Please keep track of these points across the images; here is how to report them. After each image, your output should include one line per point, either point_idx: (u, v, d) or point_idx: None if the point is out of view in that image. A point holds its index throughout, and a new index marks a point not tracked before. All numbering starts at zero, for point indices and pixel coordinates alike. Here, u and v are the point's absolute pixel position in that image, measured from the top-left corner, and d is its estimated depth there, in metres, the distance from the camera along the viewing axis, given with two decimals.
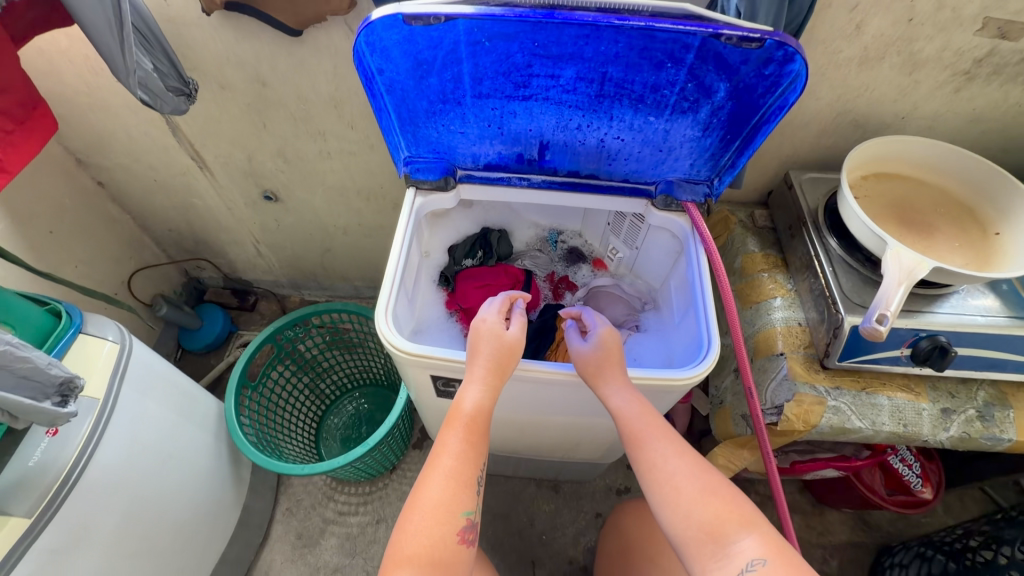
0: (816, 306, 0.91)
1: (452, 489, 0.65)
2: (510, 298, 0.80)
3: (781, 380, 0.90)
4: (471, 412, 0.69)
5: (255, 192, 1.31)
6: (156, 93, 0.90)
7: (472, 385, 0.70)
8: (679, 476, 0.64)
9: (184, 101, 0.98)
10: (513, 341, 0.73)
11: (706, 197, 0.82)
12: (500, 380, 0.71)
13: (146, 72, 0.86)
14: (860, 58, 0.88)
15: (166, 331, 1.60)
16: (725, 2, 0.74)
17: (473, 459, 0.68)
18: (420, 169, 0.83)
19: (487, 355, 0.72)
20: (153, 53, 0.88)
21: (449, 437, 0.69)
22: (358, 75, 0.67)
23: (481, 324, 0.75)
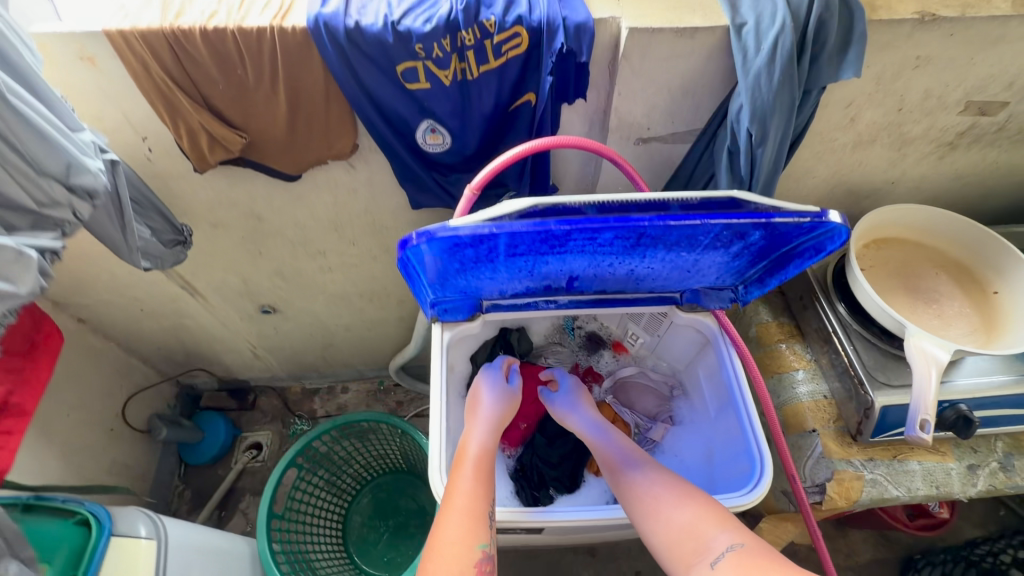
0: (841, 381, 0.95)
1: (466, 522, 0.65)
2: (506, 359, 0.90)
3: (817, 458, 0.93)
4: (478, 453, 0.74)
5: (251, 307, 1.26)
6: (157, 254, 0.88)
7: (478, 426, 0.79)
8: (654, 483, 0.72)
9: (182, 249, 0.95)
10: (508, 397, 0.85)
11: (733, 301, 0.83)
12: (501, 422, 0.81)
13: (146, 241, 0.84)
14: (854, 142, 0.91)
15: (166, 448, 1.52)
16: (735, 124, 0.76)
17: (484, 495, 0.69)
18: (447, 309, 0.83)
19: (486, 404, 0.82)
20: (148, 217, 0.85)
21: (462, 475, 0.71)
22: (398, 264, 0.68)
23: (481, 385, 0.86)
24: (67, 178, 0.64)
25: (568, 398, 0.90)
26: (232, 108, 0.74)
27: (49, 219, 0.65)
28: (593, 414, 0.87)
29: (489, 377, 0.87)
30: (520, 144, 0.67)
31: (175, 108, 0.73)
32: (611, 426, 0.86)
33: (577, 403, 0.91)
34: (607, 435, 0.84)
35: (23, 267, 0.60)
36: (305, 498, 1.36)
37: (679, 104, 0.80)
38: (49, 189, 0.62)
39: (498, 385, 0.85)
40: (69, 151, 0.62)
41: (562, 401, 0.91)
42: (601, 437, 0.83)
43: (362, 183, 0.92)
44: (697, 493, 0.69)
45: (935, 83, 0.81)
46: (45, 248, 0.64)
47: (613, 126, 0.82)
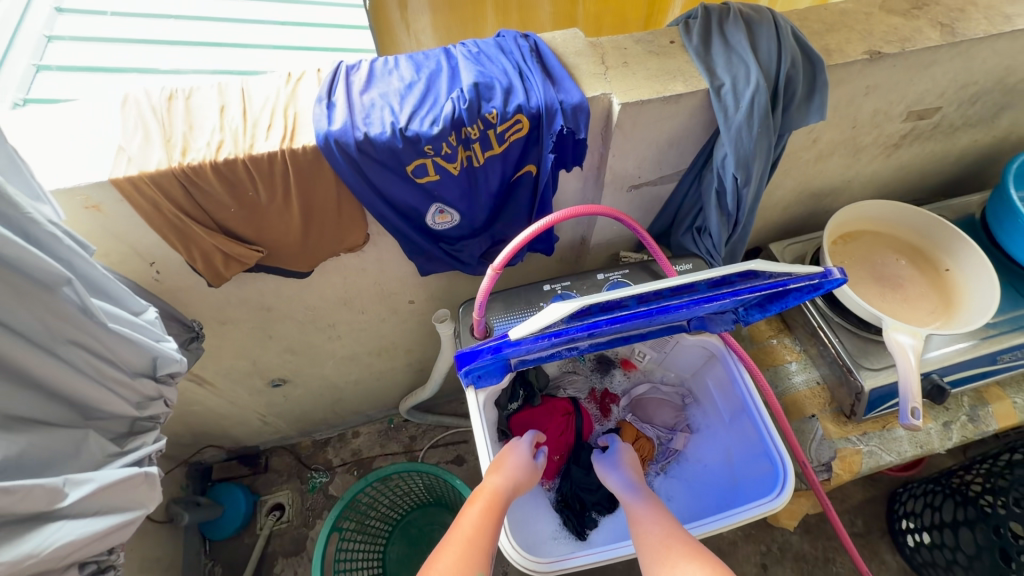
0: (832, 368, 1.06)
1: (470, 547, 0.71)
2: (535, 436, 0.96)
3: (820, 440, 1.05)
4: (488, 499, 0.80)
5: (261, 383, 1.25)
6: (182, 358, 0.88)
7: (498, 474, 0.84)
8: (664, 533, 0.76)
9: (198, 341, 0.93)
10: (534, 468, 0.89)
11: (735, 323, 0.91)
12: (520, 483, 0.85)
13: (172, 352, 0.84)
14: (816, 157, 1.00)
15: (188, 530, 1.49)
16: (721, 170, 0.83)
17: (489, 533, 0.74)
18: (481, 376, 0.87)
19: (509, 462, 0.87)
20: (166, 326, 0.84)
21: (470, 508, 0.78)
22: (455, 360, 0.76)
23: (510, 450, 0.90)
24: (154, 369, 0.72)
25: (612, 459, 0.97)
26: (244, 224, 0.74)
27: (146, 416, 0.73)
28: (629, 474, 0.92)
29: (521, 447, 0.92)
30: (531, 224, 0.72)
31: (187, 235, 0.72)
32: (644, 486, 0.90)
33: (619, 463, 0.96)
34: (637, 491, 0.88)
35: (147, 484, 0.69)
36: (345, 550, 1.37)
37: (666, 154, 0.86)
38: (141, 386, 0.70)
39: (528, 454, 0.90)
40: (152, 345, 0.69)
41: (607, 460, 0.98)
42: (629, 493, 0.88)
43: (370, 262, 0.93)
44: (701, 549, 0.71)
45: (882, 103, 0.90)
46: (152, 451, 0.72)
47: (608, 179, 0.87)
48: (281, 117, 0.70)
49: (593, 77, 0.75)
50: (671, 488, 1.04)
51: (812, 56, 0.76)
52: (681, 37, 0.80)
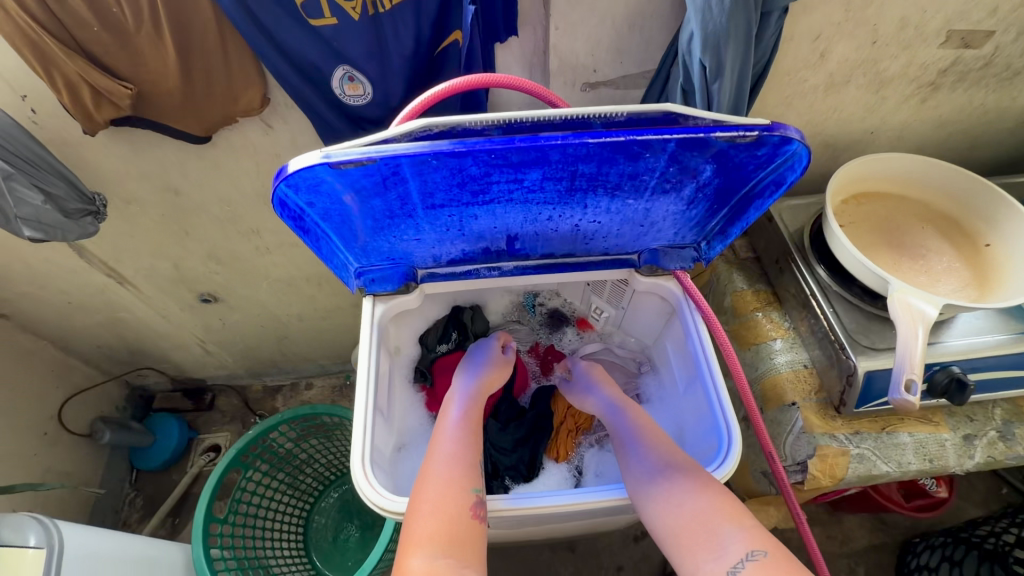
0: (822, 349, 0.86)
1: (457, 467, 0.65)
2: (501, 336, 0.91)
3: (798, 433, 0.84)
4: (465, 407, 0.75)
5: (190, 296, 1.16)
6: (52, 225, 0.77)
7: (464, 381, 0.80)
8: (661, 461, 0.65)
9: (91, 221, 0.84)
10: (502, 363, 0.85)
11: (695, 261, 0.75)
12: (491, 380, 0.81)
13: (35, 209, 0.73)
14: (825, 84, 0.82)
15: (114, 453, 1.42)
16: (688, 58, 0.67)
17: (472, 445, 0.69)
18: (375, 279, 0.73)
19: (474, 366, 0.83)
20: (49, 183, 0.74)
21: (446, 424, 0.72)
22: (282, 217, 0.56)
23: (469, 352, 0.87)
24: None
25: (585, 377, 0.84)
26: (115, 54, 0.65)
27: None
28: (609, 390, 0.79)
29: (479, 349, 0.87)
30: (432, 87, 0.59)
31: (46, 55, 0.63)
32: (632, 405, 0.77)
33: (593, 380, 0.84)
34: (622, 412, 0.76)
35: None
36: (264, 501, 1.27)
37: (626, 40, 0.71)
38: None
39: (491, 351, 0.86)
40: None
41: (582, 380, 0.85)
42: (613, 415, 0.76)
43: (284, 147, 0.83)
44: (708, 479, 0.62)
45: (911, 8, 0.72)
46: None
47: (555, 68, 0.73)
48: None
49: None
50: (604, 463, 0.86)
51: None
52: None
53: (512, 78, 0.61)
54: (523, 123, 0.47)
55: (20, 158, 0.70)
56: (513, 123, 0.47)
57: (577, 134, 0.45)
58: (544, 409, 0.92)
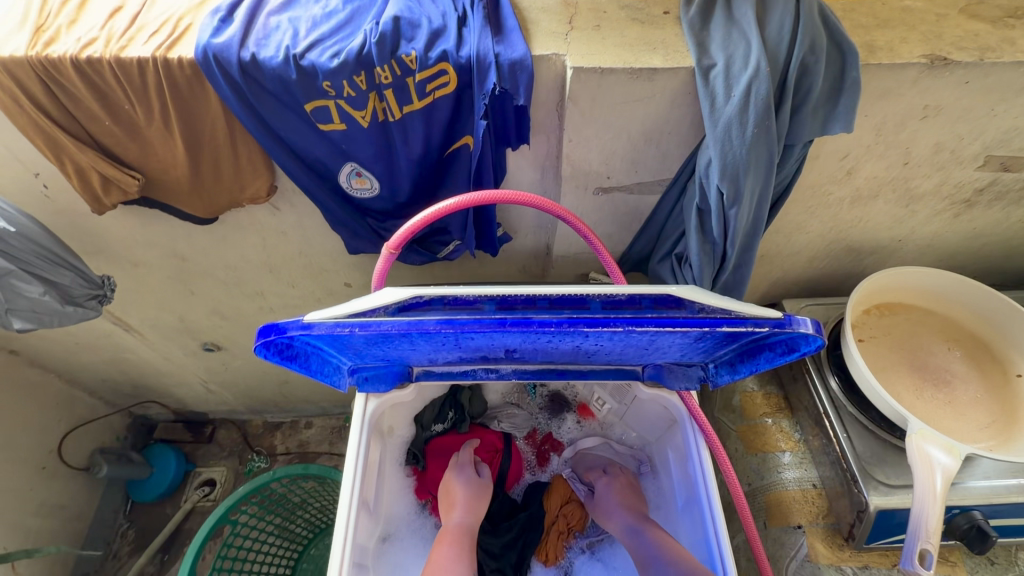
0: (834, 472, 0.81)
1: None
2: (471, 444, 0.91)
3: (801, 560, 0.80)
4: (456, 543, 0.76)
5: (194, 344, 1.17)
6: (46, 313, 0.76)
7: (456, 511, 0.80)
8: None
9: (96, 305, 0.83)
10: (482, 485, 0.85)
11: (702, 382, 0.71)
12: (480, 509, 0.82)
13: (30, 300, 0.73)
14: (852, 197, 0.78)
15: (111, 484, 1.43)
16: (705, 180, 0.64)
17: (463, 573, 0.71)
18: (369, 377, 0.71)
19: (463, 491, 0.83)
20: (55, 274, 0.74)
21: (440, 558, 0.73)
22: (268, 354, 0.54)
23: (453, 474, 0.86)
24: None
25: (609, 495, 0.83)
26: (127, 146, 0.65)
27: None
28: (631, 513, 0.79)
29: (464, 468, 0.87)
30: (453, 196, 0.59)
31: (57, 145, 0.64)
32: (651, 525, 0.77)
33: (616, 498, 0.83)
34: (644, 536, 0.75)
35: None
36: (249, 550, 1.25)
37: (642, 152, 0.69)
38: None
39: (469, 475, 0.85)
40: None
41: (604, 499, 0.83)
42: (637, 539, 0.75)
43: (290, 227, 0.82)
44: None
45: (948, 135, 0.68)
46: None
47: (567, 173, 0.71)
48: (169, 26, 0.60)
49: (549, 36, 0.61)
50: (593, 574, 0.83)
51: (843, 45, 0.57)
52: (678, 8, 0.63)
53: (539, 198, 0.63)
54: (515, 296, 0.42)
55: (29, 255, 0.71)
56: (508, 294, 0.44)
57: (572, 322, 0.41)
58: (537, 511, 0.89)
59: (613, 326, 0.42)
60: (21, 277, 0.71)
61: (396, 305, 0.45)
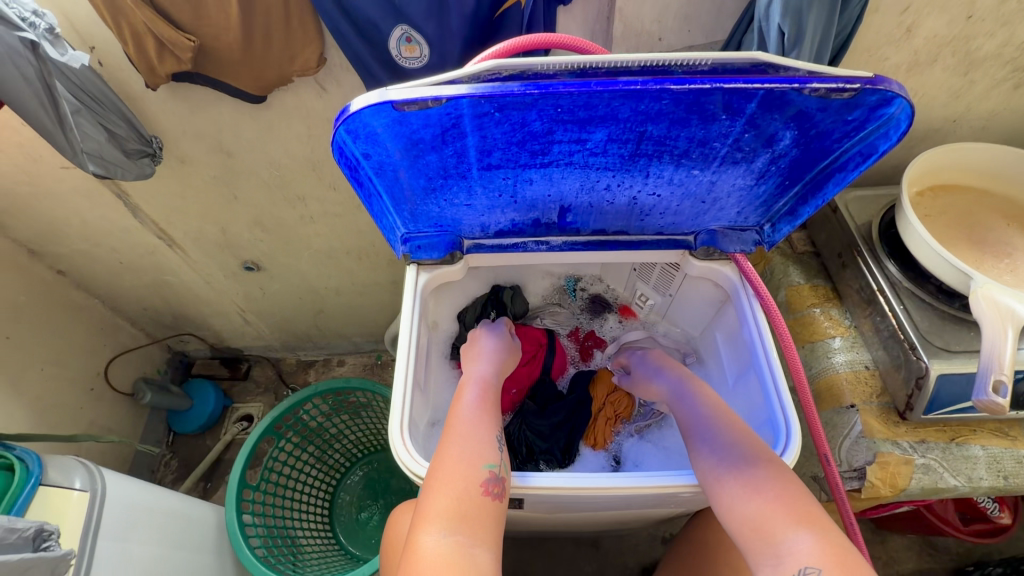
0: (888, 349, 0.79)
1: (473, 442, 0.63)
2: (507, 321, 0.88)
3: (855, 437, 0.79)
4: (481, 393, 0.72)
5: (234, 263, 1.18)
6: (111, 160, 0.80)
7: (480, 363, 0.78)
8: (731, 435, 0.62)
9: (147, 162, 0.87)
10: (509, 346, 0.83)
11: (757, 244, 0.71)
12: (504, 365, 0.79)
13: (99, 143, 0.77)
14: (909, 63, 0.76)
15: (152, 415, 1.46)
16: (764, 24, 0.62)
17: (489, 424, 0.66)
18: (421, 246, 0.72)
19: (489, 349, 0.81)
20: (112, 122, 0.77)
21: (463, 404, 0.69)
22: (338, 166, 0.54)
23: (484, 332, 0.83)
24: None
25: (650, 363, 0.81)
26: (180, 5, 0.65)
27: None
28: (673, 371, 0.77)
29: (493, 333, 0.84)
30: (501, 43, 0.57)
31: (115, 4, 0.64)
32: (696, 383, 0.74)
33: (658, 365, 0.80)
34: (688, 396, 0.72)
35: None
36: (291, 473, 1.27)
37: (697, 6, 0.67)
38: None
39: (498, 334, 0.84)
40: None
41: (642, 369, 0.82)
42: (681, 397, 0.72)
43: (336, 112, 0.82)
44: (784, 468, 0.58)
45: None
46: None
47: (619, 35, 0.70)
48: None
49: None
50: (643, 453, 0.84)
51: None
52: None
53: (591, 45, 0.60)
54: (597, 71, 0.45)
55: (90, 96, 0.73)
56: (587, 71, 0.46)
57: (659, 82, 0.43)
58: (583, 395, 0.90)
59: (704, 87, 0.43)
60: (87, 119, 0.74)
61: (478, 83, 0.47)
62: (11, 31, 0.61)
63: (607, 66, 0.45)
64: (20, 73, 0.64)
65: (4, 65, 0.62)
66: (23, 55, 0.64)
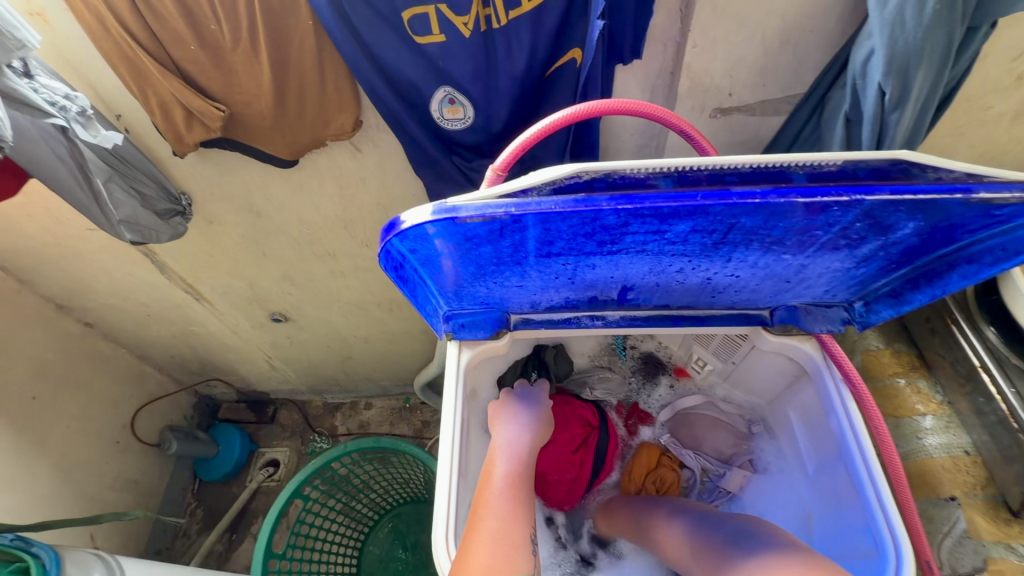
0: (995, 436, 0.70)
1: (509, 542, 0.52)
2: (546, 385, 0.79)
3: (959, 537, 0.68)
4: (514, 473, 0.61)
5: (262, 315, 1.14)
6: (144, 224, 0.77)
7: (511, 432, 0.68)
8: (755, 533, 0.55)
9: (179, 221, 0.82)
10: (544, 412, 0.74)
11: (847, 324, 0.61)
12: (538, 438, 0.69)
13: (132, 209, 0.74)
14: (1016, 111, 0.67)
15: (178, 462, 1.43)
16: (861, 81, 0.55)
17: (524, 518, 0.56)
18: (465, 324, 0.65)
19: (524, 418, 0.71)
20: (140, 184, 0.74)
21: (494, 486, 0.59)
22: (384, 268, 0.52)
23: (518, 396, 0.74)
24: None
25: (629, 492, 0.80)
26: (211, 74, 0.61)
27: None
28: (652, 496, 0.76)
29: (525, 397, 0.75)
30: (563, 109, 0.50)
31: (143, 75, 0.61)
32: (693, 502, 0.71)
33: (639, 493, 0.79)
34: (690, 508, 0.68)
35: None
36: (319, 531, 1.21)
37: (776, 59, 0.60)
38: None
39: (532, 400, 0.74)
40: None
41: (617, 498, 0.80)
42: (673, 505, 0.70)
43: (371, 171, 0.77)
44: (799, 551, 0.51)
45: None
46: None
47: (685, 91, 0.63)
48: None
49: None
50: None
51: None
52: None
53: (662, 111, 0.52)
54: (699, 173, 0.40)
55: (117, 159, 0.71)
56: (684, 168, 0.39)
57: (782, 191, 0.38)
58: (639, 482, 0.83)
59: (834, 194, 0.38)
60: (119, 185, 0.72)
61: (552, 185, 0.42)
62: (42, 118, 0.60)
63: (704, 165, 0.39)
64: (53, 152, 0.65)
65: (38, 147, 0.63)
66: (55, 137, 0.64)
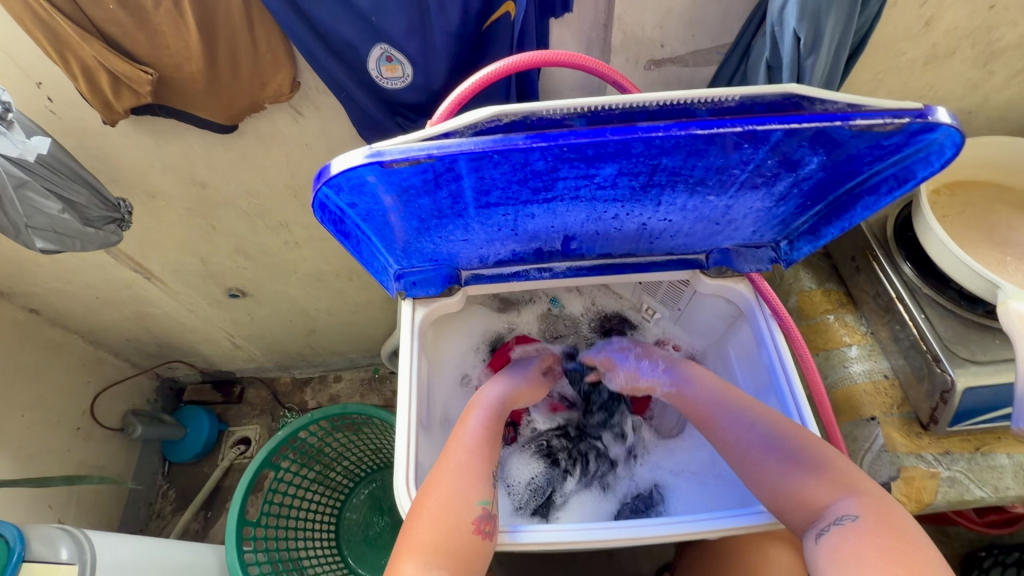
0: (908, 359, 0.77)
1: (469, 473, 0.56)
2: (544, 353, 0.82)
3: (878, 451, 0.76)
4: (487, 418, 0.65)
5: (218, 291, 1.13)
6: (68, 234, 0.75)
7: (497, 386, 0.71)
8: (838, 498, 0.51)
9: (113, 230, 0.81)
10: (539, 381, 0.77)
11: (774, 262, 0.66)
12: (523, 393, 0.73)
13: (50, 217, 0.71)
14: (926, 57, 0.72)
15: (145, 446, 1.41)
16: (778, 28, 0.57)
17: (486, 453, 0.60)
18: (416, 282, 0.67)
19: (511, 374, 0.74)
20: (70, 191, 0.72)
21: (464, 431, 0.63)
22: (323, 221, 0.52)
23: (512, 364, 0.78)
24: None
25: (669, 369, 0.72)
26: (135, 36, 0.59)
27: None
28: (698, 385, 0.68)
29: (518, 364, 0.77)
30: (495, 62, 0.51)
31: (60, 39, 0.58)
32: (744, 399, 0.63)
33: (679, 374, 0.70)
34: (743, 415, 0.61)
35: None
36: (293, 499, 1.22)
37: (702, 9, 0.62)
38: None
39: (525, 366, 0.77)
40: None
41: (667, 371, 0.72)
42: (724, 408, 0.63)
43: (315, 135, 0.76)
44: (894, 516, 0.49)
45: None
46: None
47: (618, 42, 0.65)
48: None
49: None
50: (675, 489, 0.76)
51: None
52: None
53: (591, 58, 0.54)
54: (611, 112, 0.43)
55: (44, 168, 0.69)
56: (599, 111, 0.42)
57: (683, 126, 0.41)
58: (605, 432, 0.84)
59: (731, 126, 0.41)
60: (37, 191, 0.69)
61: (475, 129, 0.44)
62: None
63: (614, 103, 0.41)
64: None
65: None
66: None
